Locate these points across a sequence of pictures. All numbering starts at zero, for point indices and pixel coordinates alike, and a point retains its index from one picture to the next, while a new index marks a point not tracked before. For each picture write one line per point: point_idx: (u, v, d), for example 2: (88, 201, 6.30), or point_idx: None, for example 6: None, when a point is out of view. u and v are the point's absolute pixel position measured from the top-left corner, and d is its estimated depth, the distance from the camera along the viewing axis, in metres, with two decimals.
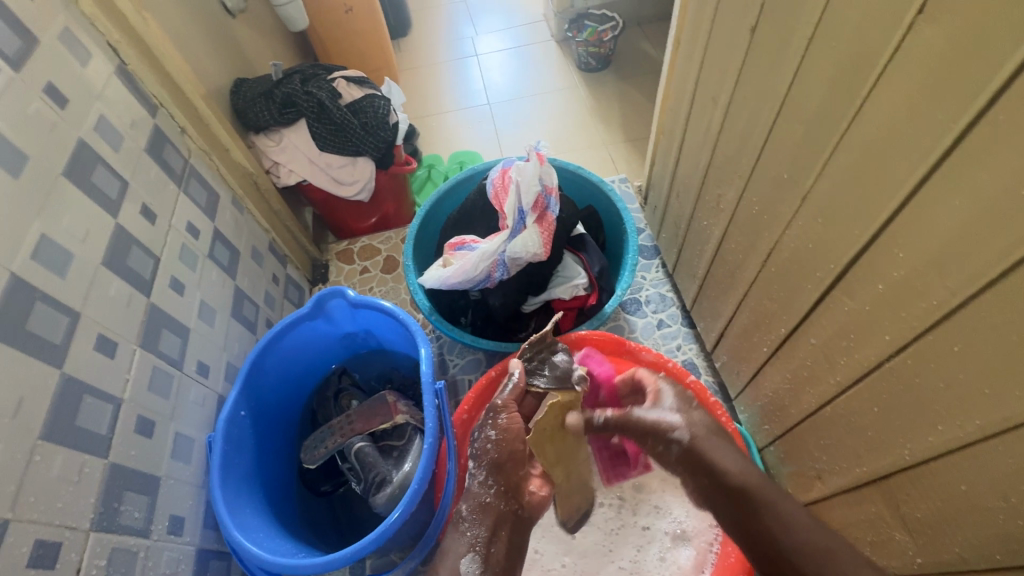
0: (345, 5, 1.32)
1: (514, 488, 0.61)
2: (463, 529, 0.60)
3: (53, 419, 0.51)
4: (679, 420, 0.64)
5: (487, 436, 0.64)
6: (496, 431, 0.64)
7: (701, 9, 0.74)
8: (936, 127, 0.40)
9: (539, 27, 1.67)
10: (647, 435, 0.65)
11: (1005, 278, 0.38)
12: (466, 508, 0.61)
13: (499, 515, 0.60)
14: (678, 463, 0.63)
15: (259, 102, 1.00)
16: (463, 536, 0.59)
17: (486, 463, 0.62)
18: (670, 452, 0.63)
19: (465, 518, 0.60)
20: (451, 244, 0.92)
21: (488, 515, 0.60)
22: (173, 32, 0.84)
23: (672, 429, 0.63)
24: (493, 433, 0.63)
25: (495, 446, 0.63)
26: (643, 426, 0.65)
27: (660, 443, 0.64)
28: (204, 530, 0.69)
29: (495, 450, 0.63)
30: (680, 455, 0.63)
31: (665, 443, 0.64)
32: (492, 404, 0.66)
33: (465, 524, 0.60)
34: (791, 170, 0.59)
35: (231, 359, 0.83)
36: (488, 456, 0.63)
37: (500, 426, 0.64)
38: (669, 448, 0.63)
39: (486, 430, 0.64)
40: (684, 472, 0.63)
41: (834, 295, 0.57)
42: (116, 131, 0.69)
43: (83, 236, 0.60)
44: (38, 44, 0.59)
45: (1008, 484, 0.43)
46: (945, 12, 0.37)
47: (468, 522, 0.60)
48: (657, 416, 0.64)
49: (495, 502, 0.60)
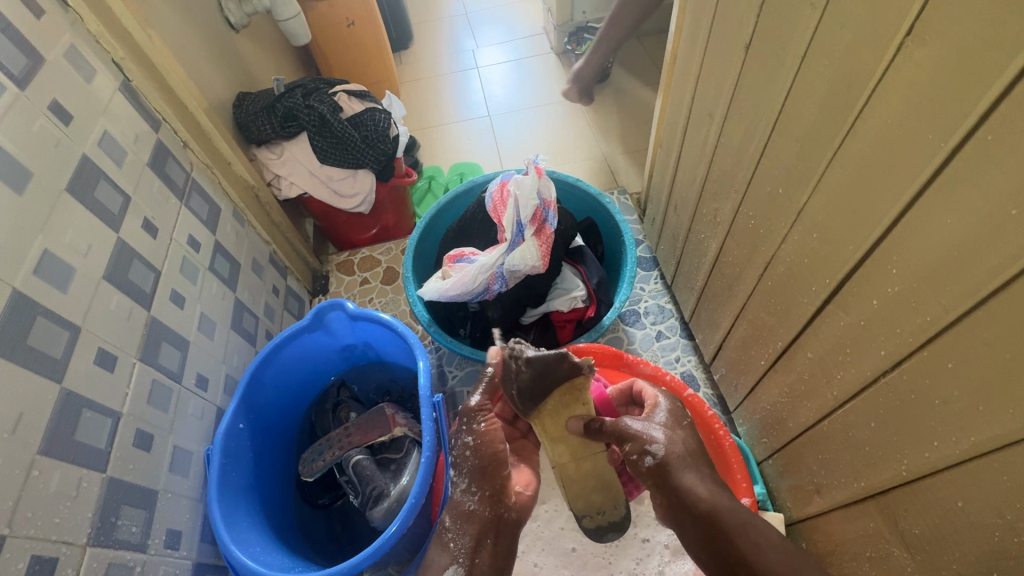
0: (347, 20, 1.34)
1: (497, 493, 0.61)
2: (447, 539, 0.59)
3: (52, 434, 0.52)
4: (661, 436, 0.60)
5: (463, 442, 0.64)
6: (473, 437, 0.64)
7: (697, 26, 0.75)
8: (927, 146, 0.40)
9: (539, 40, 1.69)
10: (625, 439, 0.60)
11: (996, 297, 0.38)
12: (449, 517, 0.60)
13: (482, 522, 0.59)
14: (644, 477, 0.58)
15: (261, 116, 1.01)
16: (449, 546, 0.59)
17: (467, 471, 0.62)
18: (637, 462, 0.58)
19: (449, 528, 0.60)
20: (451, 256, 0.92)
21: (472, 522, 0.59)
22: (178, 48, 0.86)
23: (652, 440, 0.59)
24: (469, 439, 0.64)
25: (473, 452, 0.63)
26: (624, 430, 0.60)
27: (634, 451, 0.59)
28: (201, 544, 0.69)
29: (474, 455, 0.63)
30: (650, 468, 0.58)
31: (640, 451, 0.58)
32: (465, 409, 0.66)
33: (450, 535, 0.59)
34: (786, 185, 0.60)
35: (230, 371, 0.83)
36: (468, 463, 0.63)
37: (475, 432, 0.64)
38: (640, 457, 0.58)
39: (462, 437, 0.64)
40: (649, 489, 0.58)
41: (830, 309, 0.57)
42: (119, 147, 0.69)
43: (85, 251, 0.61)
44: (45, 63, 0.60)
45: (1004, 502, 0.42)
46: (933, 35, 0.38)
47: (452, 532, 0.59)
48: (642, 426, 0.61)
49: (477, 509, 0.60)
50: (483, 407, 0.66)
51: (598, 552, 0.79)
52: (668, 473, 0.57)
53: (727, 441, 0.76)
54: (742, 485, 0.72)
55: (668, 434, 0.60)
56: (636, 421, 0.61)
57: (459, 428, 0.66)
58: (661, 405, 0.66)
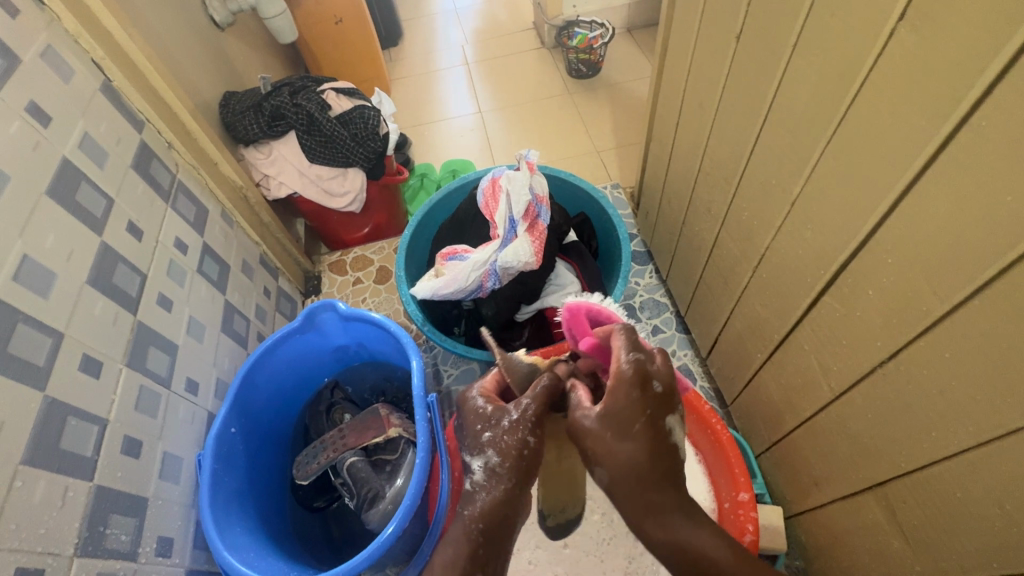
0: (335, 17, 1.33)
1: (529, 498, 0.54)
2: (476, 546, 0.50)
3: (36, 443, 0.50)
4: (616, 452, 0.45)
5: (524, 440, 0.52)
6: (535, 436, 0.53)
7: (687, 18, 0.74)
8: (921, 132, 0.40)
9: (530, 34, 1.69)
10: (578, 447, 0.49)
11: (992, 285, 0.38)
12: (486, 522, 0.51)
13: (512, 531, 0.52)
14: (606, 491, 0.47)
15: (248, 114, 0.99)
16: (475, 553, 0.50)
17: (515, 473, 0.52)
18: (586, 465, 0.48)
19: (477, 533, 0.51)
20: (442, 253, 0.89)
21: (506, 531, 0.52)
22: (159, 47, 0.84)
23: (598, 460, 0.46)
24: (532, 438, 0.53)
25: (533, 454, 0.53)
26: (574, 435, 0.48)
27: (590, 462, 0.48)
28: (193, 550, 0.68)
29: (531, 457, 0.53)
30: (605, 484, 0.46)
31: (592, 466, 0.47)
32: (526, 403, 0.53)
33: (481, 541, 0.50)
34: (779, 177, 0.59)
35: (221, 374, 0.82)
36: (523, 462, 0.52)
37: (541, 433, 0.53)
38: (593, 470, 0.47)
39: (527, 435, 0.52)
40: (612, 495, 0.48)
41: (825, 299, 0.57)
42: (101, 148, 0.68)
43: (67, 256, 0.59)
44: (20, 63, 0.59)
45: (1004, 493, 0.42)
46: (926, 19, 0.37)
47: (483, 539, 0.50)
48: (592, 438, 0.46)
49: (517, 518, 0.53)
50: (547, 411, 0.54)
51: (589, 549, 0.77)
52: (618, 501, 0.46)
53: (725, 435, 0.74)
54: (742, 478, 0.71)
55: (602, 453, 0.45)
56: (582, 428, 0.47)
57: (526, 420, 0.53)
58: (611, 398, 0.45)
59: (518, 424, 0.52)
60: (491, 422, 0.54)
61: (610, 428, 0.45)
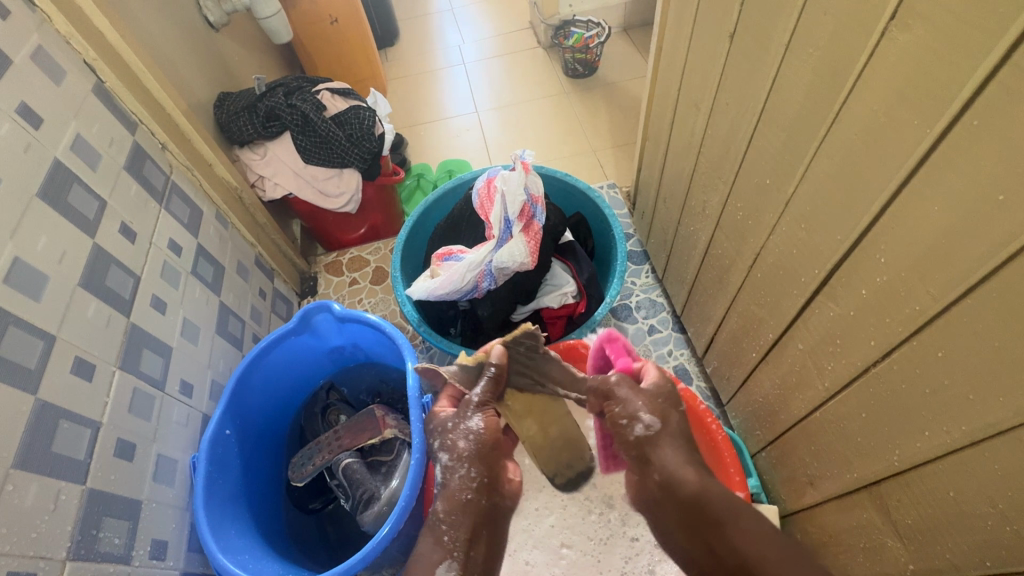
0: (330, 17, 1.32)
1: (495, 484, 0.61)
2: (441, 532, 0.56)
3: (27, 446, 0.50)
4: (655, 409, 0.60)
5: (468, 428, 0.65)
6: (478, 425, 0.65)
7: (682, 17, 0.74)
8: (915, 131, 0.39)
9: (527, 34, 1.68)
10: (618, 405, 0.62)
11: (986, 283, 0.38)
12: (447, 508, 0.58)
13: (479, 515, 0.58)
14: (629, 445, 0.58)
15: (243, 115, 0.99)
16: (441, 540, 0.56)
17: (467, 459, 0.61)
18: (628, 420, 0.59)
19: (442, 519, 0.57)
20: (438, 254, 0.90)
21: (470, 511, 0.58)
22: (153, 47, 0.84)
23: (645, 412, 0.59)
24: (475, 426, 0.65)
25: (481, 441, 0.63)
26: (620, 397, 0.62)
27: (624, 416, 0.60)
28: (187, 553, 0.68)
29: (480, 444, 0.63)
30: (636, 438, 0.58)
31: (630, 418, 0.59)
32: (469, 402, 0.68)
33: (445, 528, 0.56)
34: (773, 176, 0.59)
35: (216, 376, 0.82)
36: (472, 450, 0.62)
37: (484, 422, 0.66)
38: (629, 424, 0.59)
39: (469, 423, 0.65)
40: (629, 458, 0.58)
41: (820, 298, 0.57)
42: (94, 150, 0.68)
43: (60, 258, 0.59)
44: (11, 64, 0.59)
45: (997, 492, 0.42)
46: (918, 18, 0.37)
47: (445, 523, 0.57)
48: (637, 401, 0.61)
49: (481, 503, 0.59)
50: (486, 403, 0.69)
51: (587, 549, 0.77)
52: (654, 450, 0.56)
53: (720, 436, 0.74)
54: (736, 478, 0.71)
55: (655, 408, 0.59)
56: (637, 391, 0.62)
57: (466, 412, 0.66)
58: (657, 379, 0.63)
59: (460, 419, 0.66)
60: (440, 430, 0.66)
61: (660, 395, 0.61)
